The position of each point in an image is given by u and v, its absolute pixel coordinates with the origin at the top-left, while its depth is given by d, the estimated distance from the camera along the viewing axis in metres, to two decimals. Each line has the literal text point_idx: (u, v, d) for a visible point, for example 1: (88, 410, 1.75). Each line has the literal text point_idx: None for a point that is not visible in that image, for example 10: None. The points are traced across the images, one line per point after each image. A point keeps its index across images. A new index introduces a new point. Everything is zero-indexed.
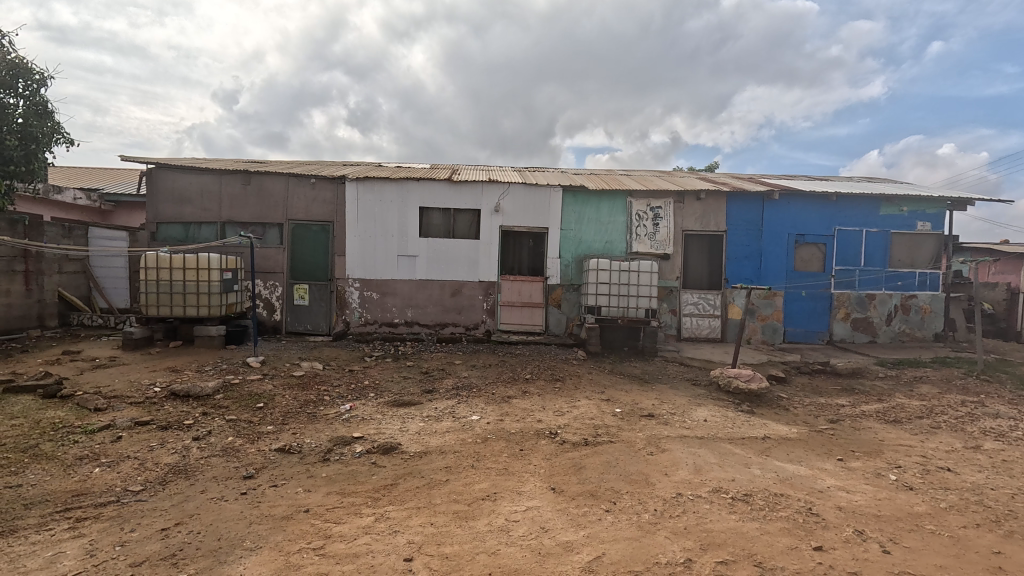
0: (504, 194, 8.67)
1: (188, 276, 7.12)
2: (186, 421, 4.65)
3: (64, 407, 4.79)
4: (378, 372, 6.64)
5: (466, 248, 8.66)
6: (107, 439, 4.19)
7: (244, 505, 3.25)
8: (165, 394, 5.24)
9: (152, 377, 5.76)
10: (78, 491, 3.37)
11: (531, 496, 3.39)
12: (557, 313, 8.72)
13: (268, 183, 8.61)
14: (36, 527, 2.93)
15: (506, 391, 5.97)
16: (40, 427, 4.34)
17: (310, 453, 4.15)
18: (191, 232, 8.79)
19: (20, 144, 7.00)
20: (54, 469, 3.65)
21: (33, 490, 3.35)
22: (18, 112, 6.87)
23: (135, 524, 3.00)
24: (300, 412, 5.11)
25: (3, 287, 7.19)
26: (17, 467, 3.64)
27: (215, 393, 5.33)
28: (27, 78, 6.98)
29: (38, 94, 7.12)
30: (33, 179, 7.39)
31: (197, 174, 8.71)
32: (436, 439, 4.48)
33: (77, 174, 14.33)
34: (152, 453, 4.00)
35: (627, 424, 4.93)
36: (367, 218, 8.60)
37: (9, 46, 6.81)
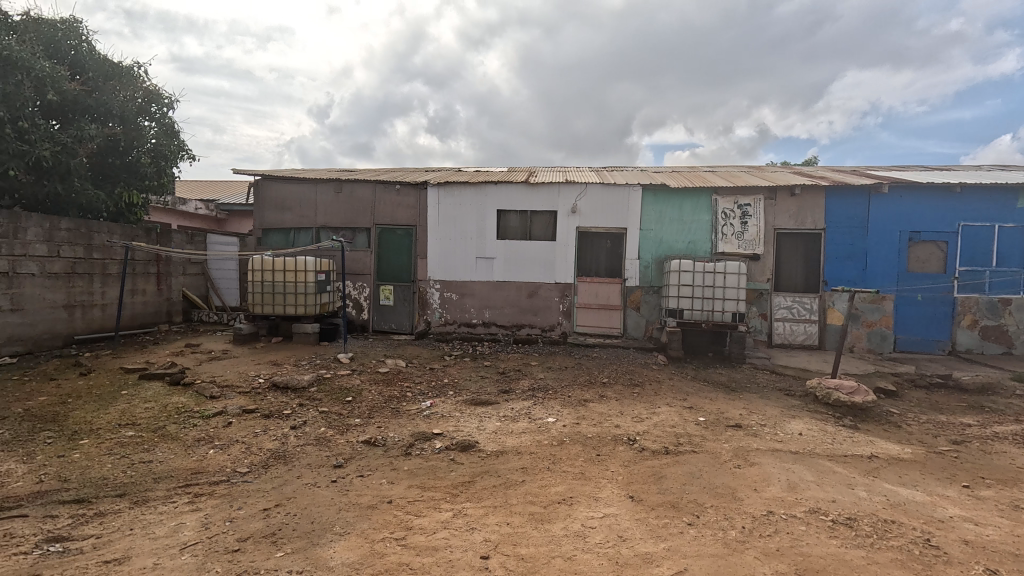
0: (581, 195, 8.57)
1: (288, 278, 7.76)
2: (285, 411, 5.06)
3: (185, 394, 5.40)
4: (457, 371, 6.81)
5: (542, 249, 8.67)
6: (220, 424, 4.66)
7: (334, 492, 3.47)
8: (267, 385, 5.74)
9: (257, 370, 6.33)
10: (196, 468, 3.79)
11: (608, 503, 3.31)
12: (636, 316, 8.48)
13: (357, 190, 9.16)
14: (163, 499, 3.33)
15: (582, 394, 5.89)
16: (167, 410, 4.93)
17: (393, 446, 4.35)
18: (291, 237, 9.57)
19: (153, 161, 8.02)
20: (177, 449, 4.12)
21: (161, 465, 3.81)
22: (152, 133, 7.89)
23: (242, 503, 3.30)
24: (384, 407, 5.38)
25: (140, 286, 8.20)
26: (149, 445, 4.15)
27: (310, 386, 5.75)
28: (160, 103, 7.97)
29: (167, 116, 8.11)
30: (163, 192, 8.46)
31: (296, 184, 9.45)
32: (513, 439, 4.52)
33: (199, 187, 16.11)
34: (256, 438, 4.40)
35: (711, 434, 4.68)
36: (447, 221, 8.88)
37: (146, 76, 7.84)
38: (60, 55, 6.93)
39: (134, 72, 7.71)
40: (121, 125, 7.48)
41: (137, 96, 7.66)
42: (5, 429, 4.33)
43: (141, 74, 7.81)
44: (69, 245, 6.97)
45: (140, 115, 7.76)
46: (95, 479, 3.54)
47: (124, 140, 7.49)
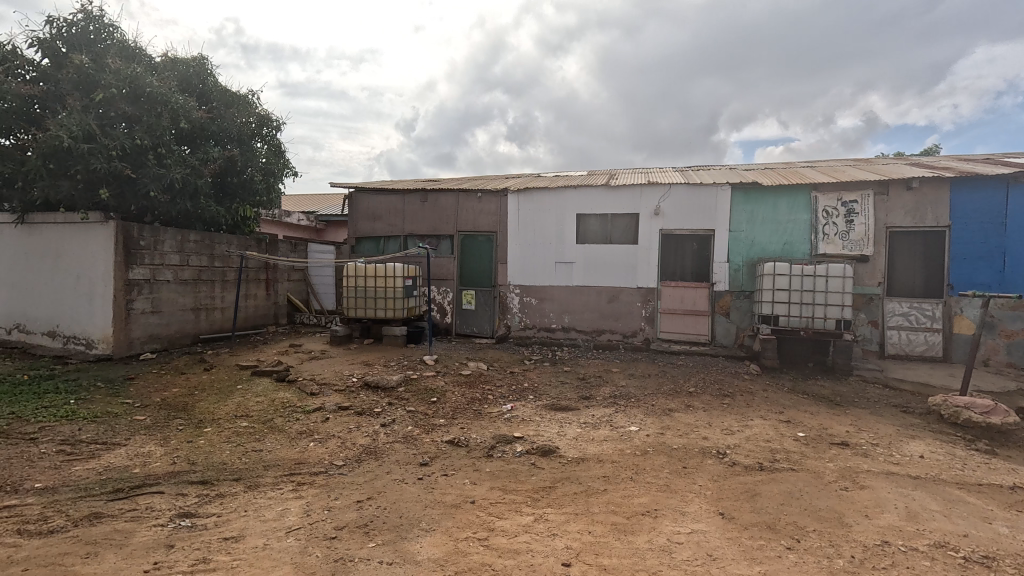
0: (665, 196, 8.29)
1: (378, 283, 8.22)
2: (376, 409, 5.36)
3: (290, 389, 5.91)
4: (537, 376, 6.84)
5: (623, 253, 8.49)
6: (319, 419, 5.04)
7: (421, 489, 3.62)
8: (360, 384, 6.12)
9: (351, 369, 6.77)
10: (299, 459, 4.12)
11: (696, 518, 3.15)
12: (725, 322, 8.03)
13: (441, 199, 9.53)
14: (271, 485, 3.66)
15: (666, 403, 5.67)
16: (274, 404, 5.42)
17: (476, 448, 4.45)
18: (381, 245, 10.15)
19: (264, 179, 8.93)
20: (283, 440, 4.52)
21: (269, 454, 4.20)
22: (263, 153, 8.78)
23: (338, 494, 3.54)
24: (467, 409, 5.53)
25: (252, 291, 9.10)
26: (260, 435, 4.60)
27: (398, 386, 6.05)
28: (270, 126, 8.87)
29: (276, 138, 9.00)
30: (271, 207, 9.37)
31: (385, 195, 10.02)
32: (594, 447, 4.45)
33: (301, 201, 17.60)
34: (351, 433, 4.70)
35: (813, 451, 4.30)
36: (527, 226, 8.97)
37: (259, 103, 8.75)
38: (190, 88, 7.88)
39: (250, 100, 8.64)
40: (237, 147, 8.35)
41: (252, 121, 8.57)
42: (146, 416, 4.98)
43: (255, 101, 8.74)
44: (196, 254, 7.90)
45: (254, 138, 8.67)
46: (217, 464, 3.97)
47: (240, 161, 8.35)
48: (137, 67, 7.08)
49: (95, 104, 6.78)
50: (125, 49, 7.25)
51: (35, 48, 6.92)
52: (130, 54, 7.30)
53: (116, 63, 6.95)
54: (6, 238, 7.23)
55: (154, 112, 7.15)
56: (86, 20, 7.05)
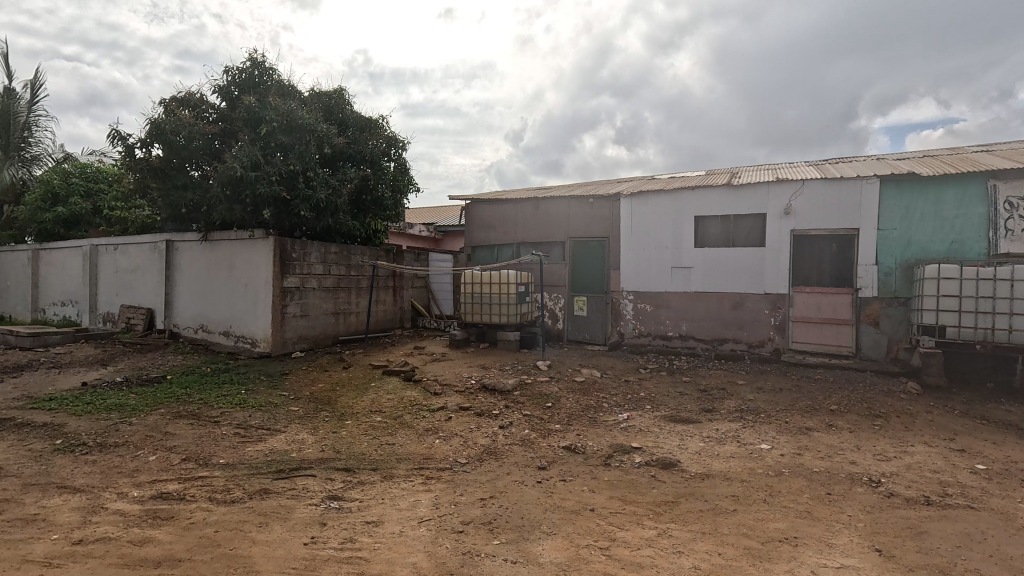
0: (797, 193, 7.57)
1: (493, 289, 8.52)
2: (494, 411, 5.55)
3: (416, 389, 6.35)
4: (653, 385, 6.60)
5: (748, 256, 7.90)
6: (443, 418, 5.35)
7: (540, 492, 3.68)
8: (478, 386, 6.39)
9: (470, 372, 7.09)
10: (426, 454, 4.42)
11: (845, 552, 2.82)
12: (874, 333, 7.10)
13: (552, 206, 9.65)
14: (404, 476, 3.97)
15: (802, 421, 5.15)
16: (403, 401, 5.87)
17: (593, 455, 4.41)
18: (495, 253, 10.53)
19: (393, 194, 9.75)
20: (412, 435, 4.88)
21: (401, 448, 4.55)
22: (391, 171, 9.60)
23: (463, 490, 3.73)
24: (582, 415, 5.51)
25: (382, 297, 9.94)
26: (392, 430, 5.01)
27: (513, 389, 6.22)
28: (398, 146, 9.67)
29: (402, 156, 9.79)
30: (398, 220, 10.21)
31: (498, 205, 10.39)
32: (720, 463, 4.18)
33: (422, 213, 18.90)
34: (472, 433, 4.93)
35: (998, 488, 3.62)
36: (640, 231, 8.73)
37: (388, 126, 9.60)
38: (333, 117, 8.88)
39: (380, 123, 9.51)
40: (371, 167, 9.22)
41: (382, 142, 9.42)
42: (299, 407, 5.67)
43: (385, 124, 9.60)
44: (336, 265, 8.84)
45: (385, 158, 9.51)
46: (357, 453, 4.41)
47: (373, 179, 9.21)
48: (291, 103, 8.16)
49: (260, 137, 7.93)
50: (283, 88, 8.40)
51: (216, 95, 8.28)
52: (286, 92, 8.43)
53: (276, 101, 8.07)
54: (194, 253, 8.70)
55: (305, 141, 8.17)
56: (254, 67, 8.29)
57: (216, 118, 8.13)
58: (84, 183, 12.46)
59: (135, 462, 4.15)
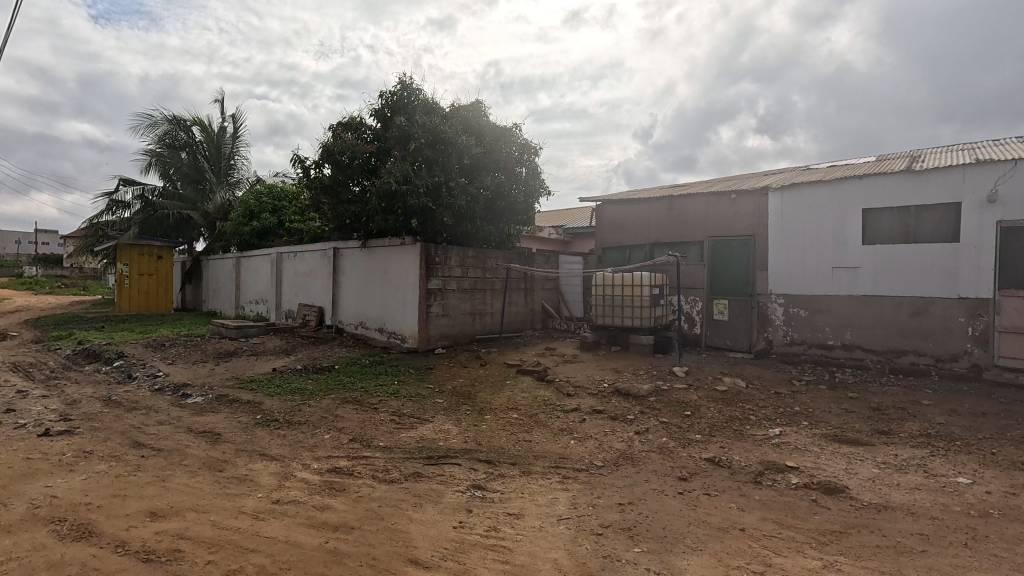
0: (1006, 176, 6.23)
1: (626, 291, 8.32)
2: (629, 416, 5.42)
3: (549, 389, 6.46)
4: (811, 400, 5.90)
5: (936, 254, 6.70)
6: (577, 419, 5.37)
7: (683, 504, 3.51)
8: (612, 390, 6.29)
9: (602, 375, 7.01)
10: (562, 454, 4.47)
11: None
12: None
13: (688, 204, 9.15)
14: (542, 473, 4.07)
15: (1016, 454, 4.21)
16: (538, 400, 6.01)
17: (741, 471, 4.09)
18: (626, 255, 10.30)
19: (525, 199, 10.08)
20: (547, 434, 4.98)
21: (538, 446, 4.67)
22: (524, 177, 9.93)
23: (601, 492, 3.71)
24: (726, 427, 5.13)
25: (514, 299, 10.27)
26: (528, 427, 5.16)
27: (649, 395, 6.01)
28: (530, 151, 9.98)
29: (534, 161, 10.08)
30: (530, 224, 10.52)
31: (629, 205, 10.14)
32: (902, 494, 3.59)
33: (552, 216, 19.20)
34: (607, 437, 4.87)
35: None
36: (793, 227, 7.88)
37: (521, 133, 9.95)
38: (471, 128, 9.44)
39: (513, 131, 9.90)
40: (505, 173, 9.65)
41: (515, 149, 9.79)
42: (444, 400, 6.11)
43: (518, 132, 9.96)
44: (473, 267, 9.35)
45: (518, 164, 9.87)
46: (497, 447, 4.62)
47: (507, 185, 9.65)
48: (435, 120, 8.87)
49: (409, 153, 8.74)
50: (428, 105, 9.17)
51: (373, 117, 9.31)
52: (430, 109, 9.18)
53: (423, 119, 8.85)
54: (355, 258, 9.86)
55: (447, 154, 8.84)
56: (404, 89, 9.18)
57: (373, 138, 9.15)
58: (272, 202, 14.83)
59: (314, 438, 4.84)
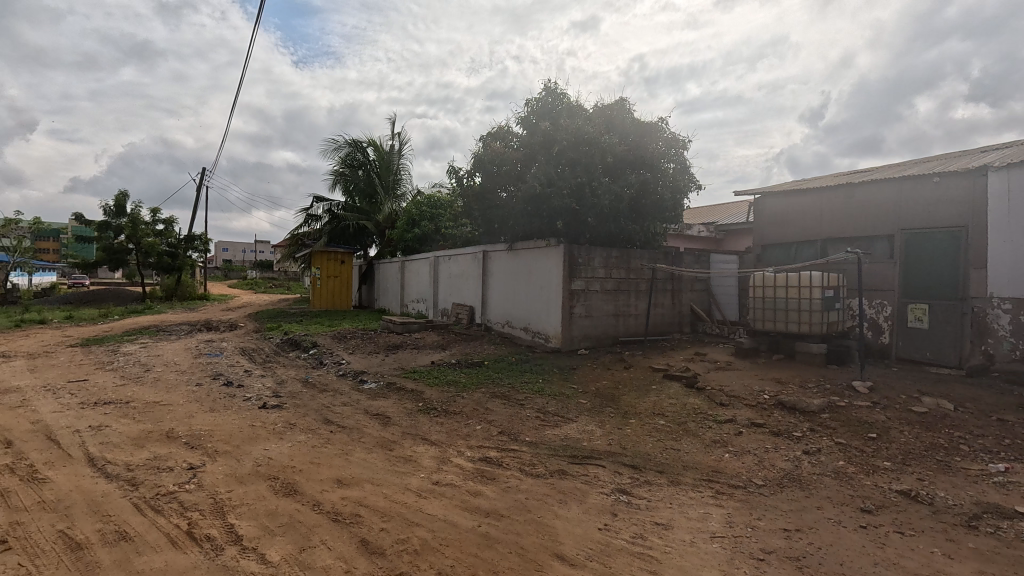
0: None
1: (791, 293, 7.48)
2: (795, 433, 4.84)
3: (700, 397, 6.05)
4: None
5: None
6: (732, 431, 4.97)
7: (866, 540, 3.03)
8: (774, 402, 5.68)
9: (762, 385, 6.36)
10: (715, 467, 4.18)
11: None
12: None
13: (873, 192, 7.88)
14: (692, 485, 3.85)
15: None
16: (687, 408, 5.68)
17: (947, 511, 3.39)
18: (791, 253, 9.22)
19: (672, 195, 9.64)
20: (698, 445, 4.69)
21: (687, 456, 4.43)
22: (671, 172, 9.51)
23: (761, 514, 3.38)
24: (925, 457, 4.29)
25: (660, 300, 9.82)
26: (676, 436, 4.92)
27: (821, 412, 5.29)
28: (677, 146, 9.53)
29: (682, 156, 9.61)
30: (677, 221, 10.04)
31: (796, 196, 9.05)
32: None
33: (703, 212, 17.98)
34: (768, 454, 4.42)
35: None
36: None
37: (667, 128, 9.55)
38: (615, 126, 9.31)
39: (660, 126, 9.54)
40: (651, 170, 9.34)
41: (662, 144, 9.43)
42: (587, 401, 6.12)
43: (665, 127, 9.58)
44: (617, 268, 9.18)
45: (664, 159, 9.48)
46: (643, 453, 4.48)
47: (653, 182, 9.32)
48: (579, 122, 8.95)
49: (554, 157, 8.94)
50: (571, 108, 9.28)
51: (519, 125, 9.71)
52: (574, 112, 9.29)
53: (566, 122, 8.99)
54: (502, 260, 10.36)
55: (590, 154, 8.86)
56: (548, 94, 9.42)
57: (519, 145, 9.55)
58: (430, 210, 16.32)
59: (467, 428, 5.22)
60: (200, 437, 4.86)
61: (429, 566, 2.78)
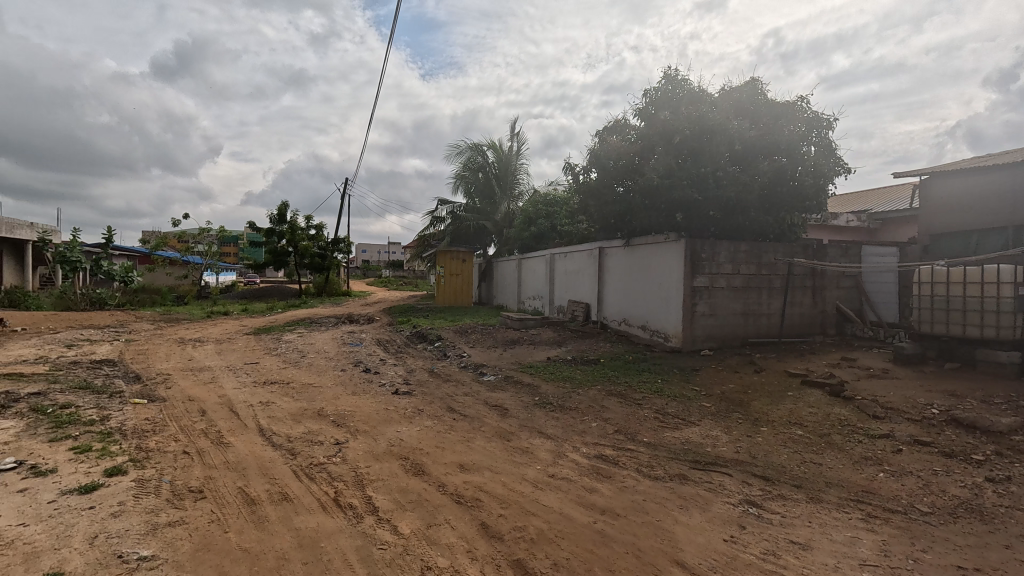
0: None
1: (970, 291, 6.25)
2: (975, 456, 4.07)
3: (847, 407, 5.36)
4: None
5: None
6: (889, 448, 4.33)
7: None
8: (946, 418, 4.83)
9: (930, 398, 5.43)
10: (867, 488, 3.67)
11: None
12: None
13: None
14: (836, 505, 3.43)
15: None
16: (830, 419, 5.07)
17: None
18: (966, 242, 9.14)
19: (813, 182, 8.65)
20: (844, 460, 4.16)
21: (831, 472, 3.96)
22: (811, 156, 8.55)
23: (927, 546, 2.91)
24: None
25: (798, 299, 8.84)
26: (817, 448, 4.42)
27: (1012, 433, 4.38)
28: (819, 126, 8.54)
29: (825, 137, 8.58)
30: (820, 210, 8.98)
31: (972, 180, 8.95)
32: None
33: (852, 199, 15.88)
34: (937, 478, 3.77)
35: None
36: None
37: (807, 106, 8.60)
38: (745, 110, 8.61)
39: (798, 106, 8.62)
40: (787, 155, 8.47)
41: (800, 126, 8.51)
42: (712, 404, 5.75)
43: (804, 106, 8.64)
44: (746, 263, 8.47)
45: (803, 142, 8.55)
46: (777, 465, 4.10)
47: (790, 168, 8.45)
48: (703, 108, 8.44)
49: (674, 147, 8.53)
50: (694, 94, 8.76)
51: (637, 116, 9.42)
52: (697, 98, 8.77)
53: (689, 109, 8.51)
54: (619, 256, 10.13)
55: (716, 142, 8.28)
56: (669, 82, 8.99)
57: (637, 137, 9.23)
58: (546, 208, 16.53)
59: (583, 425, 5.20)
60: (345, 417, 5.48)
61: (545, 556, 2.83)
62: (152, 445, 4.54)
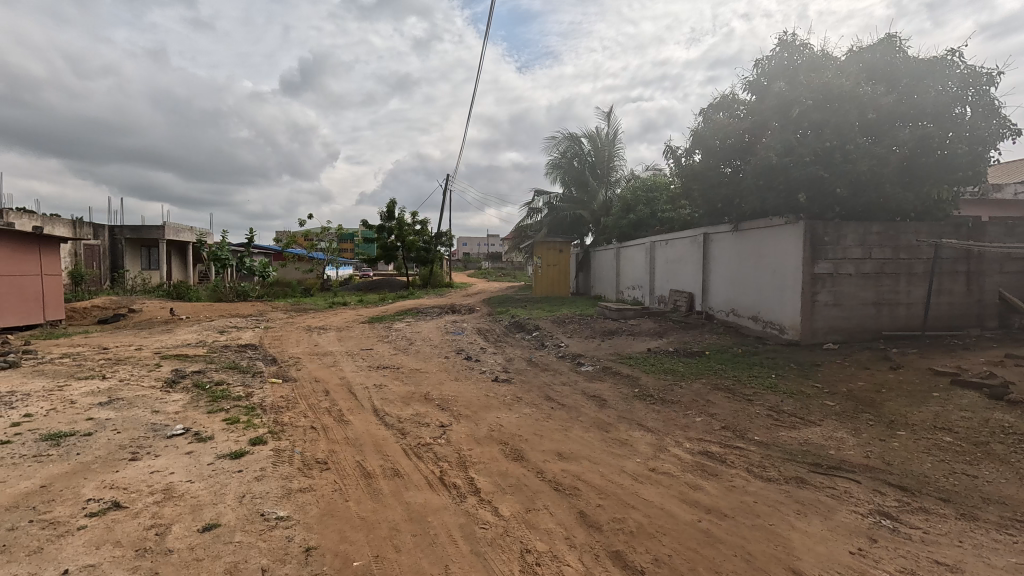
0: None
1: None
2: None
3: (1012, 412, 4.55)
4: None
5: None
6: None
7: None
8: None
9: None
10: None
11: None
12: None
13: None
14: (997, 525, 2.94)
15: None
16: (989, 425, 4.35)
17: None
18: None
19: (969, 149, 7.37)
20: (1009, 475, 3.55)
21: (990, 487, 3.40)
22: (967, 120, 7.29)
23: None
24: None
25: (946, 286, 7.64)
26: (971, 459, 3.82)
27: None
28: (977, 83, 7.26)
29: (985, 95, 7.28)
30: (977, 182, 7.65)
31: None
32: None
33: (1019, 167, 13.43)
34: None
35: None
36: None
37: (961, 61, 7.35)
38: (878, 72, 7.59)
39: (948, 62, 7.41)
40: (934, 120, 7.30)
41: (951, 85, 7.30)
42: (836, 403, 5.19)
43: (956, 61, 7.40)
44: (880, 247, 7.51)
45: (955, 104, 7.33)
46: (917, 474, 3.61)
47: (938, 135, 7.27)
48: (826, 75, 7.57)
49: (792, 121, 7.75)
50: (815, 60, 7.90)
51: (748, 90, 8.71)
52: (819, 64, 7.89)
53: (809, 78, 7.69)
54: (727, 242, 9.48)
55: (842, 111, 7.38)
56: (784, 49, 8.21)
57: (747, 113, 8.58)
58: (646, 194, 15.96)
59: (686, 419, 4.98)
60: (448, 401, 5.78)
61: (646, 550, 2.76)
62: (286, 420, 5.14)
